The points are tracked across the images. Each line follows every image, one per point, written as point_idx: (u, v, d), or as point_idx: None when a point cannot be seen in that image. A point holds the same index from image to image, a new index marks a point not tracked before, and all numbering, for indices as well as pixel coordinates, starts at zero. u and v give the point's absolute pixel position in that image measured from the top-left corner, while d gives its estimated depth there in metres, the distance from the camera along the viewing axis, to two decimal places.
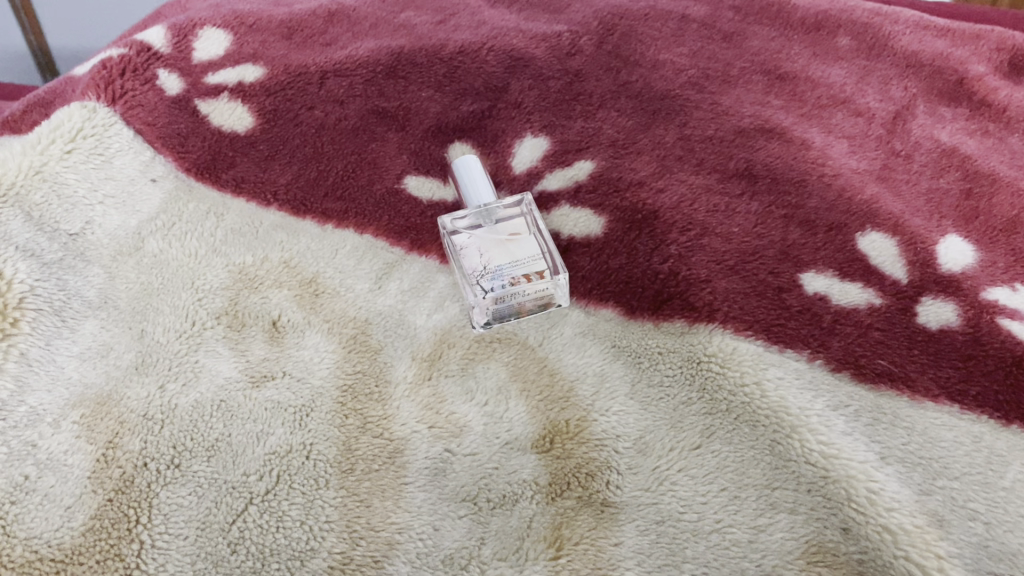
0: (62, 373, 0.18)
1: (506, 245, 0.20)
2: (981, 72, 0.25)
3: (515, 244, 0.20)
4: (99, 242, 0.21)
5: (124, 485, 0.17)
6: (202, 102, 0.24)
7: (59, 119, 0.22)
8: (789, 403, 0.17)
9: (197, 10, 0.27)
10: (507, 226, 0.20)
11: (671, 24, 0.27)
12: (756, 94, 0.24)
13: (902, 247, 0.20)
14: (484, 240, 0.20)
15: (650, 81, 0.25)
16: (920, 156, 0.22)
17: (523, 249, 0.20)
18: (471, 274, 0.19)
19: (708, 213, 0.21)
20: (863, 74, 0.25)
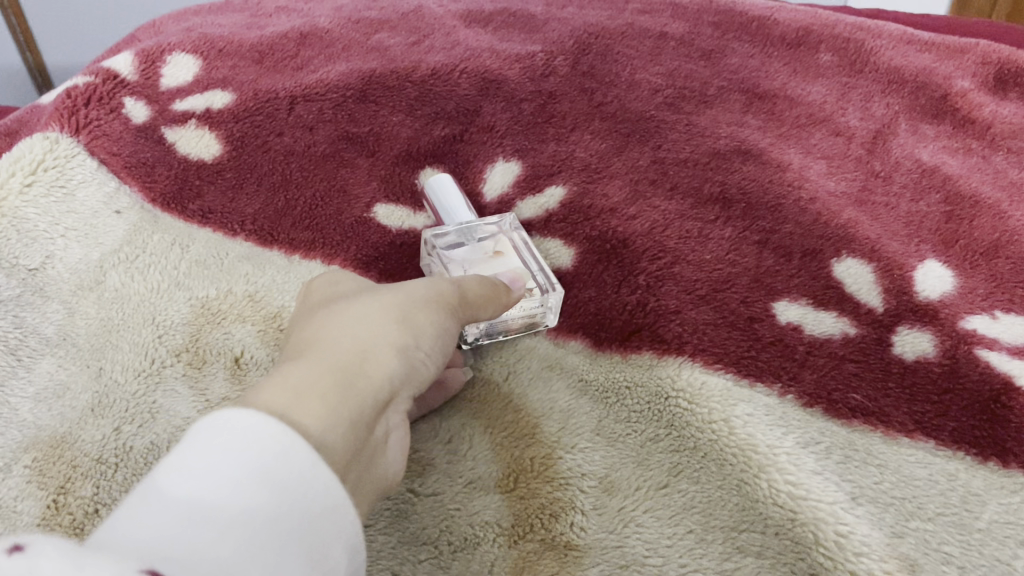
0: (16, 415, 0.18)
1: (489, 261, 0.20)
2: (965, 87, 0.25)
3: (498, 262, 0.20)
4: (59, 276, 0.21)
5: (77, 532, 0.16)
6: (169, 130, 0.24)
7: (20, 151, 0.22)
8: (757, 440, 0.17)
9: (168, 35, 0.27)
10: (489, 246, 0.20)
11: (648, 42, 0.26)
12: (733, 114, 0.24)
13: (878, 274, 0.19)
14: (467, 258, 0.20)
15: (624, 102, 0.24)
16: (900, 177, 0.22)
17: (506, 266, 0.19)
18: None
19: (680, 239, 0.20)
20: (844, 91, 0.25)
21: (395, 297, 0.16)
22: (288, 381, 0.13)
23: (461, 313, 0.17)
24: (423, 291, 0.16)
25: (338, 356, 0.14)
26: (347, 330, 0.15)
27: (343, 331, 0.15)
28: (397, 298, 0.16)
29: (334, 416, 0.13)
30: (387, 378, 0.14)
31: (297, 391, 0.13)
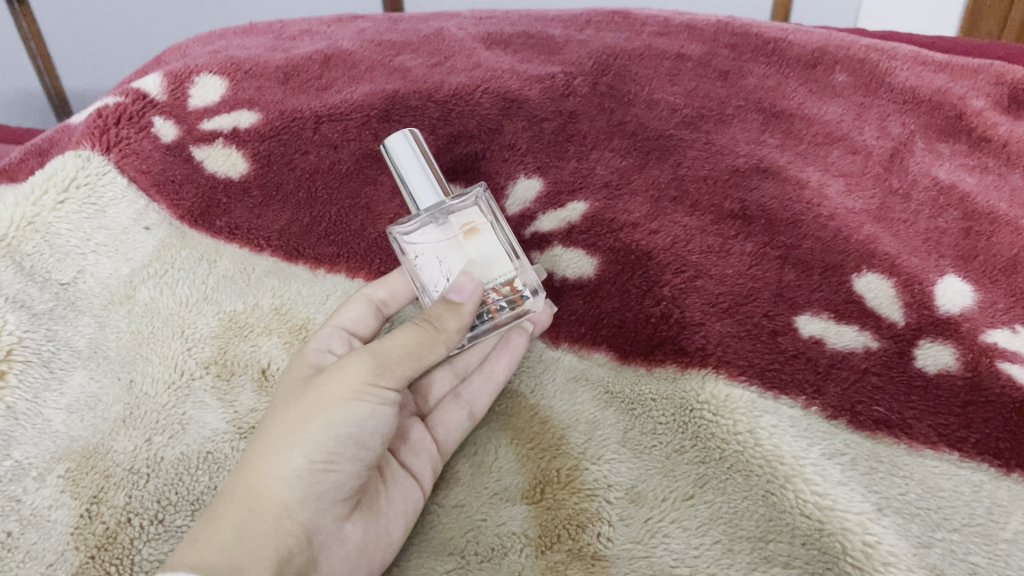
0: (49, 426, 0.18)
1: (465, 245, 0.18)
2: (980, 107, 0.25)
3: (474, 242, 0.19)
4: (90, 291, 0.21)
5: (108, 541, 0.17)
6: (196, 148, 0.24)
7: (53, 168, 0.22)
8: (783, 451, 0.17)
9: (195, 56, 0.27)
10: (462, 220, 0.19)
11: (667, 63, 0.27)
12: (751, 133, 0.24)
13: (899, 289, 0.19)
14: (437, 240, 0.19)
15: (644, 121, 0.24)
16: (918, 194, 0.22)
17: (482, 249, 0.19)
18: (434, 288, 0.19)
19: (702, 254, 0.20)
20: (860, 110, 0.25)
21: (313, 394, 0.17)
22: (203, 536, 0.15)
23: (395, 373, 0.17)
24: (344, 371, 0.17)
25: (244, 499, 0.16)
26: (262, 455, 0.16)
27: (260, 455, 0.16)
28: (316, 393, 0.17)
29: (238, 565, 0.14)
30: (294, 501, 0.16)
31: (203, 550, 0.15)
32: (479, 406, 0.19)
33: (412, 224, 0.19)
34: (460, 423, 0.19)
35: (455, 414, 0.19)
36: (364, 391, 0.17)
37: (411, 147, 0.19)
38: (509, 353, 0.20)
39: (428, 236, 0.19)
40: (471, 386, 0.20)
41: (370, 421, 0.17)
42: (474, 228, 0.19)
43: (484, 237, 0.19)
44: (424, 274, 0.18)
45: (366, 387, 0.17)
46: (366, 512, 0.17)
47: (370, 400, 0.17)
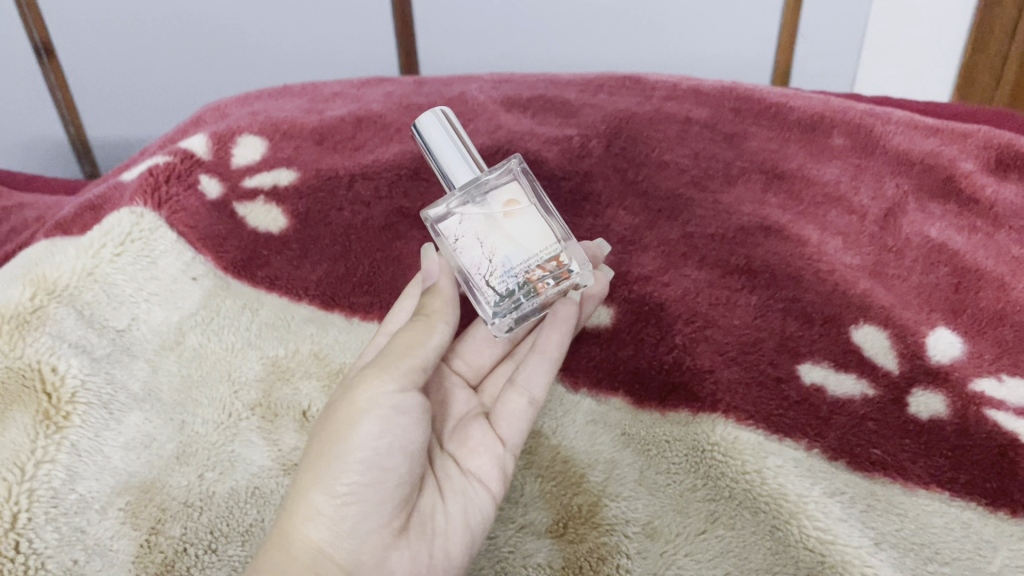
0: (109, 463, 0.20)
1: (502, 224, 0.19)
2: (969, 169, 0.27)
3: (511, 220, 0.19)
4: (144, 337, 0.23)
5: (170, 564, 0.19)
6: (240, 205, 0.26)
7: (110, 224, 0.24)
8: (788, 490, 0.18)
9: (236, 118, 0.29)
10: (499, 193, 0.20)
11: (675, 126, 0.29)
12: (755, 193, 0.26)
13: (894, 339, 0.21)
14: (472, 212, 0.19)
15: (655, 181, 0.26)
16: (911, 252, 0.24)
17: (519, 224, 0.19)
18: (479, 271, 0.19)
19: (711, 306, 0.22)
20: (857, 172, 0.27)
21: (324, 435, 0.18)
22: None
23: (394, 379, 0.18)
24: (350, 402, 0.18)
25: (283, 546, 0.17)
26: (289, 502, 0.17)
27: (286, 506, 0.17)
28: (327, 434, 0.18)
29: None
30: (326, 539, 0.17)
31: None
32: (536, 388, 0.21)
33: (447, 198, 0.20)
34: (522, 410, 0.20)
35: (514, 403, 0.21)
36: (372, 413, 0.18)
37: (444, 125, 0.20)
38: (561, 325, 0.21)
39: (465, 217, 0.19)
40: (526, 371, 0.21)
41: (382, 439, 0.17)
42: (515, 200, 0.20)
43: (521, 215, 0.19)
44: (458, 249, 0.20)
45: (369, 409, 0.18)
46: (416, 535, 0.18)
47: (380, 417, 0.18)
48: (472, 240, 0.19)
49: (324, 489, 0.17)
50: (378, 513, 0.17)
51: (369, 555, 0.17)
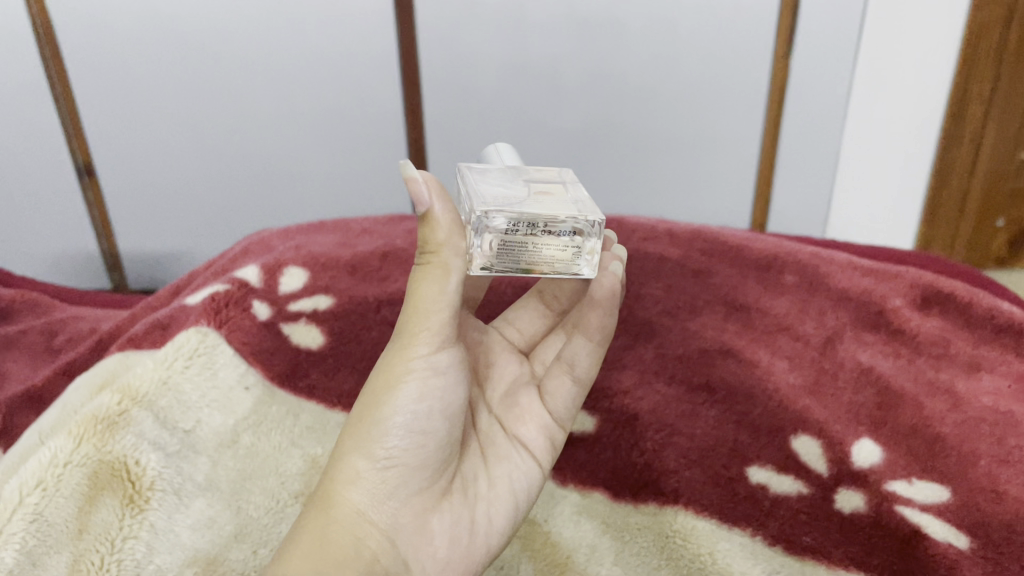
0: (179, 540, 0.24)
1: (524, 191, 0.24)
2: (897, 305, 0.32)
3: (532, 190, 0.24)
4: (206, 436, 0.27)
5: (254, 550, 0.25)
6: (285, 325, 0.31)
7: (180, 341, 0.29)
8: (734, 567, 0.23)
9: (282, 251, 0.35)
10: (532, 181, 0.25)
11: (652, 263, 0.34)
12: (717, 322, 0.31)
13: (825, 447, 0.26)
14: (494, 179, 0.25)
15: (634, 310, 0.31)
16: (844, 374, 0.29)
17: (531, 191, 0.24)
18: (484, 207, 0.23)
19: (677, 417, 0.27)
20: (803, 305, 0.32)
21: (371, 391, 0.23)
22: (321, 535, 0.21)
23: (423, 343, 0.22)
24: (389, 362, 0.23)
25: (328, 503, 0.22)
26: (345, 456, 0.22)
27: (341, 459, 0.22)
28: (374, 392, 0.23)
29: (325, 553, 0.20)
30: (364, 501, 0.22)
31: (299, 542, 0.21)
32: (581, 368, 0.26)
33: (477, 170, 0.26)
34: (568, 388, 0.26)
35: (562, 384, 0.27)
36: (408, 375, 0.22)
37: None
38: (599, 308, 0.26)
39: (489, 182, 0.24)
40: (573, 350, 0.27)
41: (420, 409, 0.23)
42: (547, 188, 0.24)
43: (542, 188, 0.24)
44: (471, 186, 0.24)
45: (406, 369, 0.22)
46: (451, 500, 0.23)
47: (418, 383, 0.23)
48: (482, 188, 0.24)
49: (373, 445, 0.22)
50: (422, 471, 0.23)
51: (406, 516, 0.22)
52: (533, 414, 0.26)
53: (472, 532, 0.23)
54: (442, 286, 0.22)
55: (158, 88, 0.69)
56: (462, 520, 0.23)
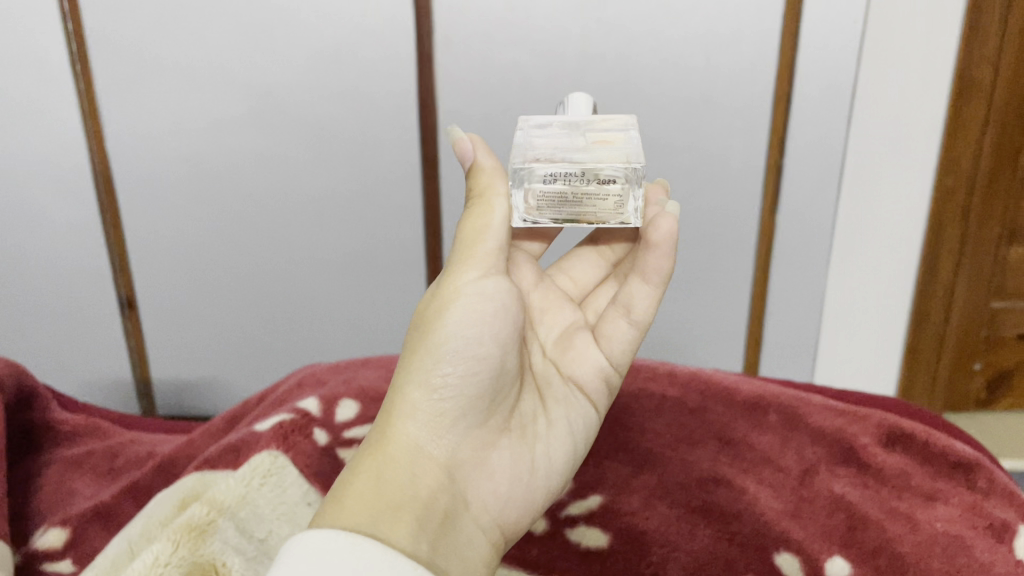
0: None
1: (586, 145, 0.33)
2: (866, 442, 0.37)
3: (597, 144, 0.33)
4: (277, 543, 0.32)
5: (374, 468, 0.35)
6: (341, 450, 0.36)
7: (256, 461, 0.34)
8: None
9: (336, 386, 0.41)
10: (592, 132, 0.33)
11: (655, 402, 0.40)
12: (711, 453, 0.36)
13: (803, 563, 0.31)
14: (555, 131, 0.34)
15: (639, 442, 0.37)
16: (820, 501, 0.33)
17: (583, 143, 0.33)
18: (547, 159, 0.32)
19: (678, 535, 0.32)
20: (785, 440, 0.37)
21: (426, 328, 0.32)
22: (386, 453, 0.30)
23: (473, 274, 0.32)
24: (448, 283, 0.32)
25: (394, 435, 0.30)
26: (409, 381, 0.32)
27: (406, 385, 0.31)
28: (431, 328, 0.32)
29: (380, 474, 0.29)
30: (418, 434, 0.31)
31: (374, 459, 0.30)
32: (638, 309, 0.35)
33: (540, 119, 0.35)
34: (625, 332, 0.36)
35: (618, 327, 0.36)
36: (457, 312, 0.32)
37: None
38: (661, 255, 0.34)
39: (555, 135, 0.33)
40: (636, 294, 0.35)
41: (472, 343, 0.31)
42: (607, 137, 0.33)
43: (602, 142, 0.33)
44: (532, 138, 0.33)
45: (454, 307, 0.32)
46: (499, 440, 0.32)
47: (471, 308, 0.32)
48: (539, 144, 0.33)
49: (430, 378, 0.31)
50: (475, 400, 0.32)
51: (460, 450, 0.31)
52: (589, 357, 0.36)
53: (514, 461, 0.32)
54: (490, 219, 0.32)
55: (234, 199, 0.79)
56: (512, 456, 0.32)
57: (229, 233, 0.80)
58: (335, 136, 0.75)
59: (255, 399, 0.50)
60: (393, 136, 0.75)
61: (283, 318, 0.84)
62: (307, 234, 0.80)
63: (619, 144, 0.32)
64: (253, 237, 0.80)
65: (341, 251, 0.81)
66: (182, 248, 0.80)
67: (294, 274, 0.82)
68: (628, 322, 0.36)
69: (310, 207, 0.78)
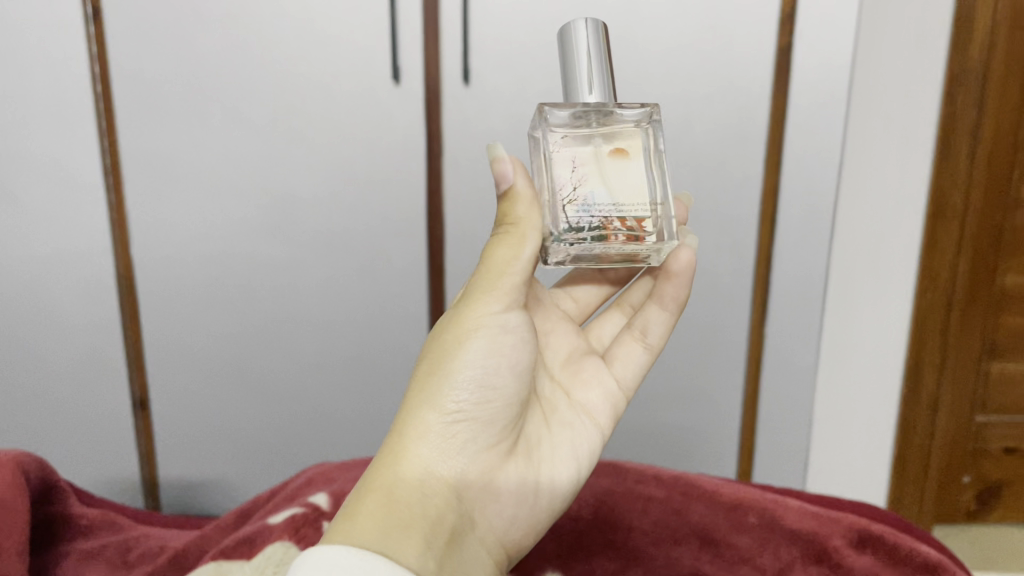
0: None
1: (606, 167, 0.42)
2: (838, 543, 0.39)
3: (615, 161, 0.43)
4: None
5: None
6: None
7: (269, 551, 0.38)
8: None
9: (345, 482, 0.45)
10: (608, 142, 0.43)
11: (642, 503, 0.43)
12: (693, 551, 0.39)
13: None
14: (575, 144, 0.43)
15: (626, 539, 0.41)
16: None
17: (606, 170, 0.42)
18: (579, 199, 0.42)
19: None
20: (762, 542, 0.40)
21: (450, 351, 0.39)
22: (402, 456, 0.37)
23: (492, 307, 0.39)
24: (476, 316, 0.39)
25: (411, 451, 0.37)
26: (427, 403, 0.38)
27: (423, 403, 0.38)
28: (455, 353, 0.39)
29: (395, 485, 0.35)
30: (432, 451, 0.37)
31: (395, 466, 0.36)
32: (653, 335, 0.47)
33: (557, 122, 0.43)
34: (638, 357, 0.47)
35: (631, 351, 0.47)
36: (484, 345, 0.39)
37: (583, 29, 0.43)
38: (675, 283, 0.47)
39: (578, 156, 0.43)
40: (653, 325, 0.47)
41: (481, 375, 0.39)
42: (620, 151, 0.43)
43: (619, 163, 0.43)
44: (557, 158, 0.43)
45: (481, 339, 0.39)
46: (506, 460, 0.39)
47: (486, 342, 0.39)
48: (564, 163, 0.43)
49: (452, 399, 0.38)
50: (483, 426, 0.38)
51: (471, 467, 0.38)
52: (599, 384, 0.45)
53: (518, 476, 0.39)
54: (521, 253, 0.39)
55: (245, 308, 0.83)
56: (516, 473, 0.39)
57: (243, 336, 0.83)
58: (348, 247, 0.80)
59: (265, 497, 0.52)
60: (402, 247, 0.80)
61: (291, 419, 0.87)
62: (318, 338, 0.84)
63: (632, 169, 0.43)
64: (266, 340, 0.84)
65: (350, 356, 0.84)
66: (197, 350, 0.84)
67: (303, 376, 0.85)
68: (643, 346, 0.47)
69: (321, 313, 0.83)
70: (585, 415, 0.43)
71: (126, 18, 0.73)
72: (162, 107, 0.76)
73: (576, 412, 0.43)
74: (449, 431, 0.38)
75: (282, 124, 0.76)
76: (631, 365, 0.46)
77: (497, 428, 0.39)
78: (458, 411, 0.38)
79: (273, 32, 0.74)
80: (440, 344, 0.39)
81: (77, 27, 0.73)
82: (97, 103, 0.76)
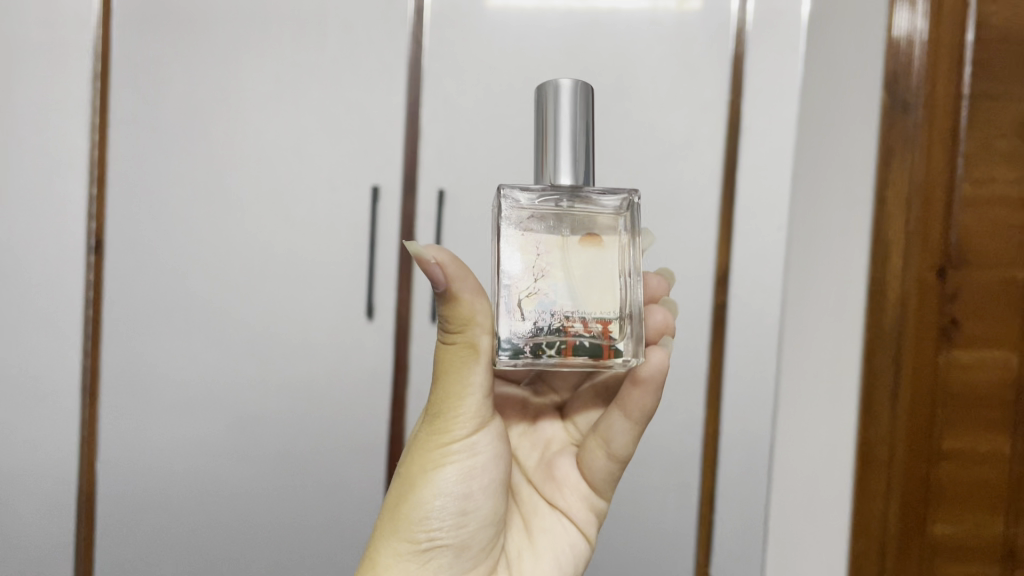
0: None
1: (559, 264, 0.48)
2: None
3: (571, 262, 0.48)
4: None
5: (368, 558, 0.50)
6: None
7: None
8: None
9: None
10: (577, 231, 0.49)
11: None
12: None
13: None
14: (540, 231, 0.48)
15: None
16: None
17: (574, 264, 0.48)
18: (520, 274, 0.48)
19: None
20: None
21: (426, 485, 0.48)
22: None
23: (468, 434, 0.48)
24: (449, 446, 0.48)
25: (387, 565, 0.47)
26: (399, 533, 0.48)
27: (395, 534, 0.48)
28: (430, 471, 0.48)
29: None
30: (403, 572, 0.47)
31: None
32: (603, 446, 0.53)
33: (545, 194, 0.49)
34: (599, 455, 0.53)
35: (597, 451, 0.53)
36: (450, 470, 0.48)
37: (571, 91, 0.49)
38: (618, 422, 0.52)
39: (541, 237, 0.48)
40: (597, 446, 0.53)
41: (448, 492, 0.48)
42: (587, 241, 0.49)
43: (567, 263, 0.48)
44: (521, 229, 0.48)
45: (446, 488, 0.48)
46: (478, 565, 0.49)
47: (455, 465, 0.48)
48: (548, 252, 0.48)
49: (426, 519, 0.47)
50: (452, 535, 0.48)
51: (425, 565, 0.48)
52: (576, 481, 0.54)
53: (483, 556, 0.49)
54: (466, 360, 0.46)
55: (204, 532, 0.84)
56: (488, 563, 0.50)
57: (196, 556, 0.84)
58: (308, 471, 0.83)
59: None
60: (364, 473, 0.83)
61: None
62: (270, 562, 0.84)
63: (571, 288, 0.48)
64: (217, 562, 0.84)
65: None
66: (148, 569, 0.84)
67: None
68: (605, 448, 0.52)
69: (275, 536, 0.84)
70: (564, 515, 0.53)
71: (127, 253, 0.81)
72: (149, 332, 0.81)
73: (555, 517, 0.53)
74: (422, 564, 0.48)
75: (260, 352, 0.82)
76: (594, 461, 0.53)
77: (480, 554, 0.49)
78: (433, 545, 0.48)
79: (260, 271, 0.81)
80: (413, 484, 0.48)
81: (82, 257, 0.81)
82: (86, 326, 0.81)
